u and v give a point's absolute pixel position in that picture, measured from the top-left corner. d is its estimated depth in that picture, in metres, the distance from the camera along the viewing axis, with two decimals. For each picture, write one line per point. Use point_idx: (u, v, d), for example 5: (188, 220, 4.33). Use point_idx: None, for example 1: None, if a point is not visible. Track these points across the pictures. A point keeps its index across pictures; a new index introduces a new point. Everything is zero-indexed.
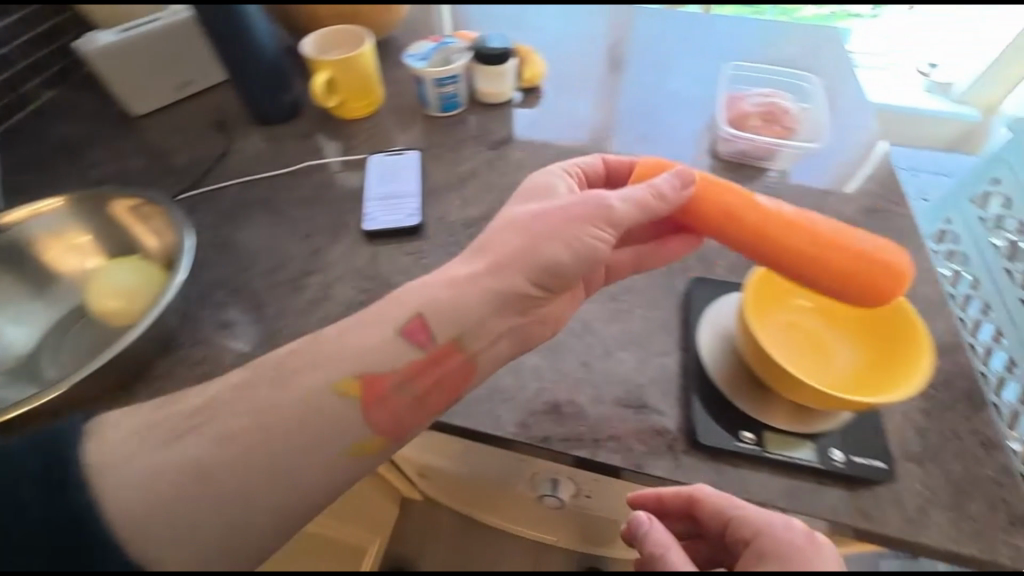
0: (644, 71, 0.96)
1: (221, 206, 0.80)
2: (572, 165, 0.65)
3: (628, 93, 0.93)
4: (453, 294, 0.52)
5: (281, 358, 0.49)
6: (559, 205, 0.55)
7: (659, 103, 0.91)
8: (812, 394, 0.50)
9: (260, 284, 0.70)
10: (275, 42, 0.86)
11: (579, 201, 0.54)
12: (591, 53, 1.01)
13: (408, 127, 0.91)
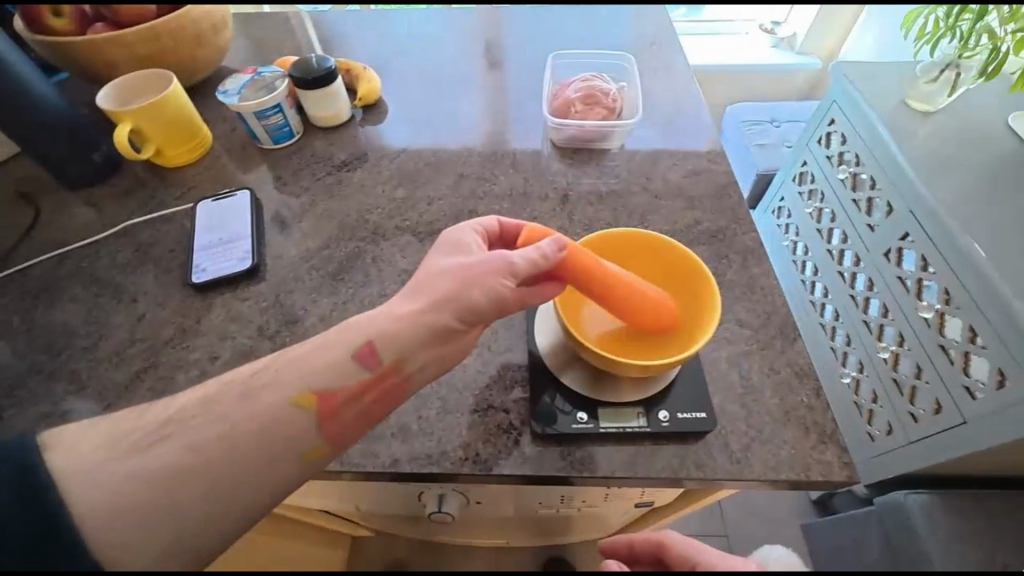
0: (510, 71, 0.99)
1: (25, 286, 0.71)
2: (482, 221, 0.59)
3: (516, 80, 0.97)
4: (390, 327, 0.50)
5: (235, 376, 0.49)
6: (465, 266, 0.52)
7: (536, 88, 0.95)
8: (635, 367, 0.51)
9: (74, 363, 0.63)
10: (62, 97, 0.78)
11: (485, 266, 0.51)
12: (458, 54, 1.03)
13: (242, 166, 0.87)
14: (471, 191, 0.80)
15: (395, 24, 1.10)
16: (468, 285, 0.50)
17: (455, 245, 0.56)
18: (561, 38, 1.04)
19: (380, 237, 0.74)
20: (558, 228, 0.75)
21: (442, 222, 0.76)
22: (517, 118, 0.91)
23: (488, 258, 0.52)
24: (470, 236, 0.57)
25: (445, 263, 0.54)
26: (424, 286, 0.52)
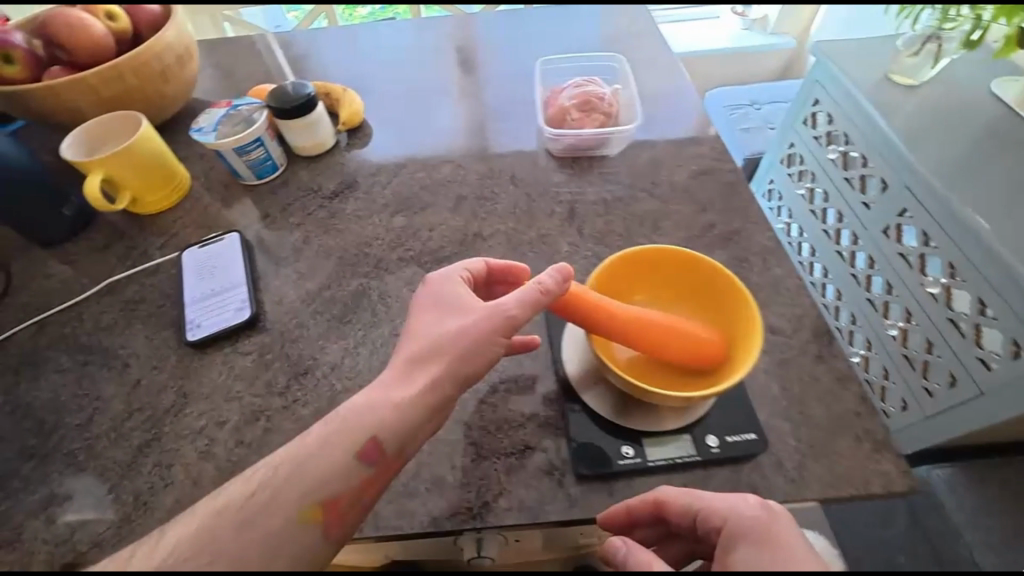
0: (489, 74, 0.96)
1: (5, 361, 0.66)
2: (467, 264, 0.56)
3: (494, 84, 0.94)
4: (376, 417, 0.45)
5: (223, 501, 0.41)
6: (459, 329, 0.49)
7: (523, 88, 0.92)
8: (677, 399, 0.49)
9: (68, 442, 0.58)
10: (18, 148, 0.73)
11: (479, 329, 0.49)
12: (436, 61, 1.00)
13: (226, 205, 0.82)
14: (473, 212, 0.77)
15: (363, 36, 1.06)
16: (465, 349, 0.48)
17: (441, 300, 0.52)
18: (538, 36, 1.01)
19: (385, 271, 0.70)
20: (570, 245, 0.71)
21: (448, 248, 0.73)
22: (506, 121, 0.88)
23: (481, 317, 0.49)
24: (456, 287, 0.53)
25: (435, 322, 0.50)
26: (416, 351, 0.49)
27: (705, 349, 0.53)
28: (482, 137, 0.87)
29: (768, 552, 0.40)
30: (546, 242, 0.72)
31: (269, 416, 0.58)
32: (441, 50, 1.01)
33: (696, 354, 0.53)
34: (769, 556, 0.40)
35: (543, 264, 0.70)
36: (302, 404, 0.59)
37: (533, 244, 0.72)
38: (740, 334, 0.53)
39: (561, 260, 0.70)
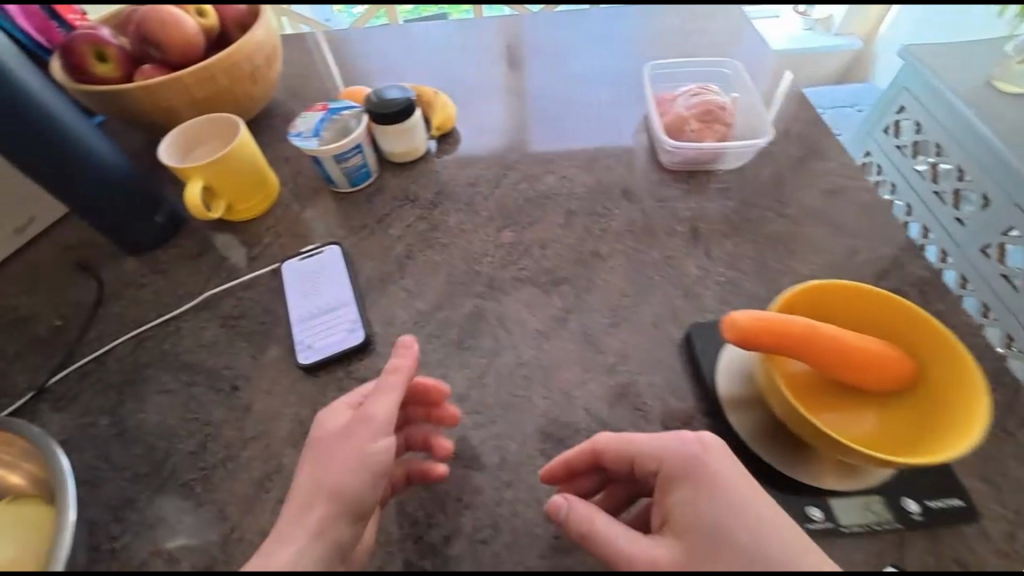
0: (541, 75, 0.92)
1: (106, 378, 0.62)
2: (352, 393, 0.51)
3: (538, 82, 0.91)
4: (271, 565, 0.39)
5: None
6: (371, 458, 0.46)
7: (571, 88, 0.90)
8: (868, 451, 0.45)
9: (186, 473, 0.55)
10: (119, 152, 0.68)
11: (381, 462, 0.46)
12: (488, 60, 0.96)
13: (318, 213, 0.78)
14: (587, 229, 0.72)
15: (410, 29, 1.02)
16: (371, 483, 0.46)
17: (367, 416, 0.47)
18: (583, 32, 0.97)
19: (500, 292, 0.66)
20: (698, 268, 0.66)
21: (564, 268, 0.68)
22: (555, 122, 0.86)
23: (381, 450, 0.46)
24: (387, 399, 0.49)
25: (341, 447, 0.46)
26: (307, 480, 0.45)
27: (872, 360, 0.48)
28: (583, 148, 0.82)
29: (701, 486, 0.43)
30: (671, 265, 0.67)
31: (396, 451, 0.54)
32: (482, 43, 0.98)
33: (851, 369, 0.49)
34: (705, 489, 0.43)
35: (673, 288, 0.64)
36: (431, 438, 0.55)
37: (658, 266, 0.67)
38: (946, 378, 0.48)
39: (691, 286, 0.64)
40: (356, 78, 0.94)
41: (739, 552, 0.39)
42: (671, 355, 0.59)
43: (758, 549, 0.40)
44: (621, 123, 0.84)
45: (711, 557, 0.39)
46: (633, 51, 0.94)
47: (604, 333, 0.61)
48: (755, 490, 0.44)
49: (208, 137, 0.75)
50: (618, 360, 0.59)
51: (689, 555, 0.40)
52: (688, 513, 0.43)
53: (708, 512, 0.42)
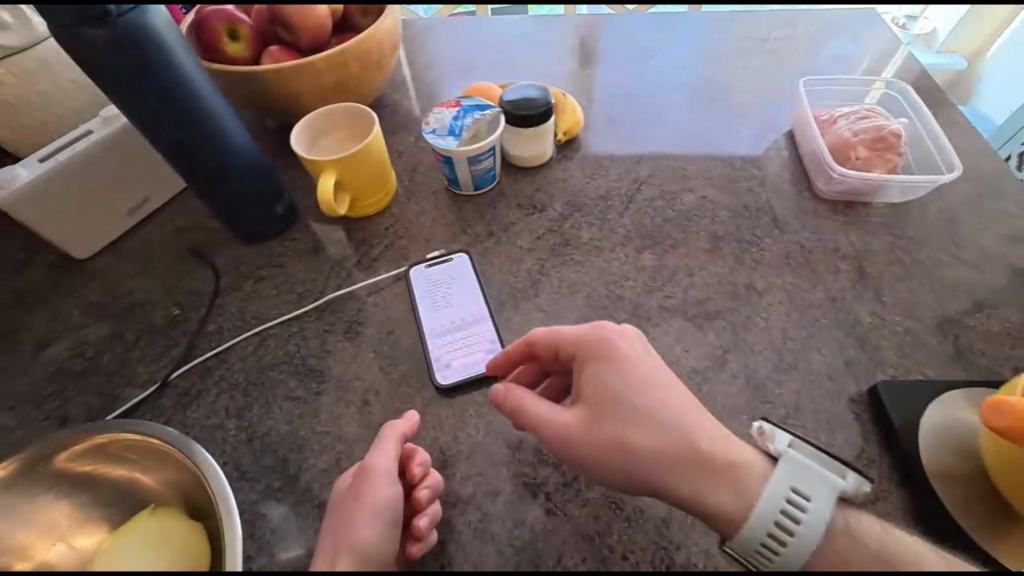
0: (613, 78, 0.89)
1: (230, 377, 0.59)
2: (396, 431, 0.50)
3: (608, 82, 0.88)
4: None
5: None
6: (375, 507, 0.45)
7: (645, 88, 0.87)
8: None
9: (321, 493, 0.51)
10: (253, 140, 0.64)
11: (392, 510, 0.45)
12: (557, 59, 0.92)
13: (439, 214, 0.73)
14: (738, 258, 0.66)
15: (485, 20, 0.98)
16: (386, 531, 0.44)
17: (368, 468, 0.47)
18: (665, 32, 0.95)
19: (648, 322, 0.61)
20: (871, 314, 0.60)
21: (718, 301, 0.62)
22: (628, 121, 0.83)
23: (388, 496, 0.46)
24: (388, 450, 0.48)
25: (350, 502, 0.45)
26: (332, 531, 0.44)
27: None
28: (721, 167, 0.76)
29: (618, 360, 0.47)
30: (840, 308, 0.60)
31: (548, 493, 0.50)
32: (553, 39, 0.95)
33: None
34: (623, 366, 0.47)
35: (845, 335, 0.58)
36: (586, 482, 0.50)
37: (825, 308, 0.60)
38: None
39: (865, 335, 0.58)
40: (423, 61, 0.93)
41: (638, 414, 0.45)
42: (852, 414, 0.53)
43: (652, 412, 0.45)
44: (705, 131, 0.81)
45: (615, 421, 0.45)
46: (713, 57, 0.91)
47: (772, 380, 0.55)
48: (654, 360, 0.48)
49: (337, 127, 0.72)
50: (790, 413, 0.53)
51: (596, 416, 0.46)
52: (602, 383, 0.47)
53: (619, 386, 0.46)
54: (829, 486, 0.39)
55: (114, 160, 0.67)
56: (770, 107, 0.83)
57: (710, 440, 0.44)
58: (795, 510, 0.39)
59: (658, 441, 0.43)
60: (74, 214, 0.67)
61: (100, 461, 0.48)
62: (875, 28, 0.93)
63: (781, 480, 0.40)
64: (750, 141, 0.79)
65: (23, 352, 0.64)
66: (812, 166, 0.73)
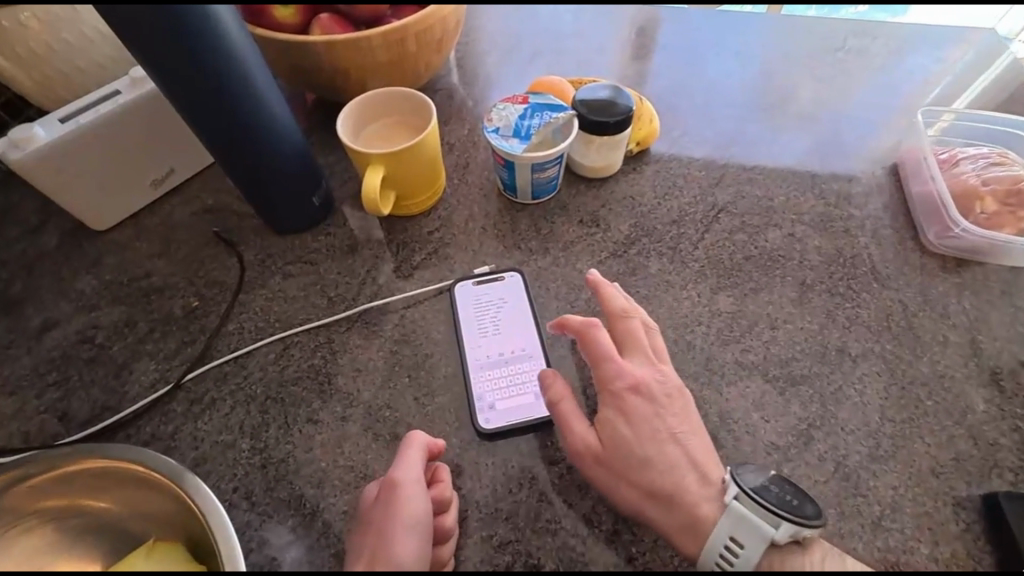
0: (674, 77, 0.80)
1: (248, 388, 0.53)
2: (424, 444, 0.45)
3: (667, 82, 0.79)
4: None
5: None
6: (411, 522, 0.40)
7: (705, 87, 0.79)
8: None
9: (339, 540, 0.45)
10: (296, 122, 0.57)
11: (427, 526, 0.41)
12: (615, 48, 0.83)
13: (490, 223, 0.65)
14: (830, 314, 0.57)
15: None
16: (424, 547, 0.40)
17: (394, 482, 0.42)
18: (735, 28, 0.84)
19: (722, 380, 0.53)
20: (985, 402, 0.51)
21: (804, 363, 0.54)
22: (685, 123, 0.75)
23: (423, 509, 0.41)
24: (415, 462, 0.44)
25: (379, 516, 0.41)
26: (365, 542, 0.40)
27: None
28: (812, 202, 0.67)
29: (637, 402, 0.47)
30: (948, 389, 0.52)
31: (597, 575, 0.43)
32: (612, 25, 0.85)
33: None
34: (640, 410, 0.46)
35: (955, 424, 0.50)
36: (642, 568, 0.43)
37: (931, 387, 0.52)
38: None
39: (980, 427, 0.50)
40: (472, 39, 0.84)
41: (635, 457, 0.44)
42: (961, 524, 0.45)
43: (649, 458, 0.44)
44: (779, 150, 0.72)
45: (611, 458, 0.45)
46: (775, 56, 0.82)
47: (866, 469, 0.47)
48: (675, 408, 0.47)
49: (389, 114, 0.64)
50: (886, 512, 0.45)
51: (598, 449, 0.46)
52: (613, 422, 0.46)
53: (627, 426, 0.46)
54: (760, 535, 0.39)
55: (141, 127, 0.60)
56: (845, 124, 0.74)
57: (698, 494, 0.43)
58: (729, 556, 0.40)
59: (646, 483, 0.44)
60: (95, 183, 0.60)
61: (85, 489, 0.42)
62: (970, 38, 0.81)
63: (722, 527, 0.41)
64: (795, 153, 0.72)
65: (29, 330, 0.58)
66: (922, 213, 0.63)
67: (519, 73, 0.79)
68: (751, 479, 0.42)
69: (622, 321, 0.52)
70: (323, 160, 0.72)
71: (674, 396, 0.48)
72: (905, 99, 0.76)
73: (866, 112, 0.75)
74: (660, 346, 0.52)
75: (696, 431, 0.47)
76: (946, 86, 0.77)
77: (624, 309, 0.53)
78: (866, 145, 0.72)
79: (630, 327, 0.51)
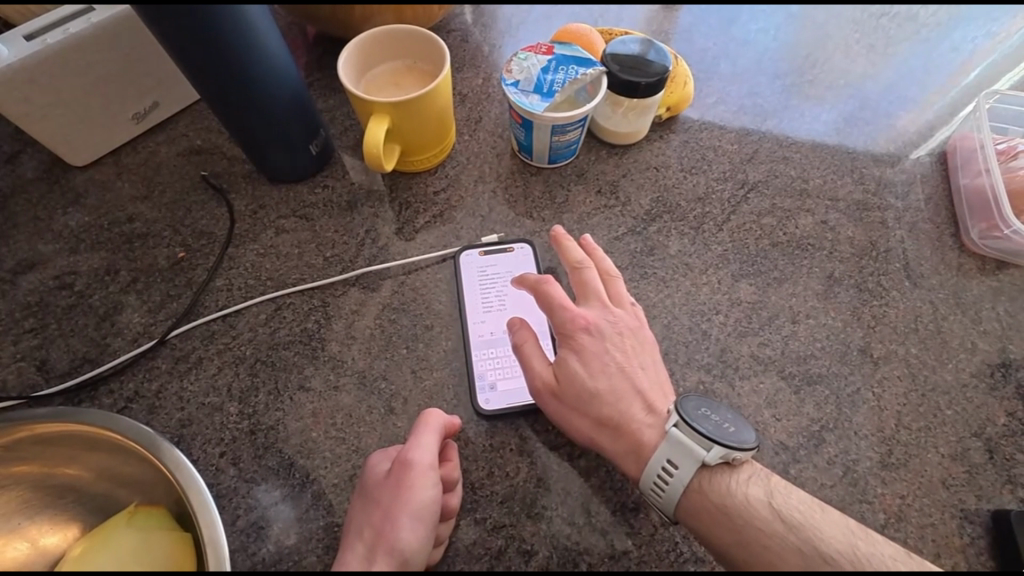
0: (708, 33, 0.72)
1: (236, 348, 0.50)
2: (439, 423, 0.43)
3: (703, 37, 0.72)
4: None
5: None
6: (419, 507, 0.38)
7: (743, 46, 0.71)
8: None
9: (328, 513, 0.44)
10: (288, 52, 0.49)
11: (435, 512, 0.39)
12: None
13: (502, 186, 0.60)
14: (857, 311, 0.54)
15: None
16: (428, 531, 0.39)
17: (407, 463, 0.40)
18: None
19: (735, 374, 0.50)
20: (1007, 415, 0.49)
21: (823, 362, 0.51)
22: (719, 87, 0.68)
23: (432, 495, 0.39)
24: (430, 442, 0.41)
25: (387, 496, 0.39)
26: (367, 519, 0.39)
27: None
28: (850, 186, 0.62)
29: (588, 340, 0.46)
30: (970, 400, 0.49)
31: (590, 566, 0.42)
32: None
33: None
34: (590, 348, 0.46)
35: (972, 436, 0.48)
36: (636, 562, 0.42)
37: (952, 396, 0.50)
38: None
39: (997, 439, 0.48)
40: None
41: (585, 390, 0.44)
42: (965, 537, 0.44)
43: (599, 390, 0.44)
44: (816, 122, 0.66)
45: (564, 391, 0.45)
46: (815, 14, 0.74)
47: (875, 476, 0.46)
48: (626, 344, 0.47)
49: (397, 54, 0.57)
50: (891, 521, 0.44)
51: (552, 385, 0.45)
52: (566, 357, 0.46)
53: (577, 362, 0.45)
54: (693, 457, 0.41)
55: (117, 54, 0.54)
56: (891, 98, 0.68)
57: (643, 422, 0.44)
58: (665, 477, 0.41)
59: (595, 414, 0.44)
60: (69, 114, 0.55)
61: (56, 454, 0.42)
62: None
63: (661, 452, 0.42)
64: (824, 125, 0.66)
65: (4, 271, 0.55)
66: (969, 209, 0.59)
67: (541, 17, 0.72)
68: (693, 408, 0.43)
69: (577, 264, 0.50)
70: (323, 103, 0.65)
71: (623, 333, 0.47)
72: (949, 72, 0.69)
73: (907, 84, 0.68)
74: (618, 287, 0.50)
75: (646, 366, 0.46)
76: (998, 59, 0.70)
77: (580, 257, 0.50)
78: (898, 121, 0.66)
79: (582, 269, 0.50)
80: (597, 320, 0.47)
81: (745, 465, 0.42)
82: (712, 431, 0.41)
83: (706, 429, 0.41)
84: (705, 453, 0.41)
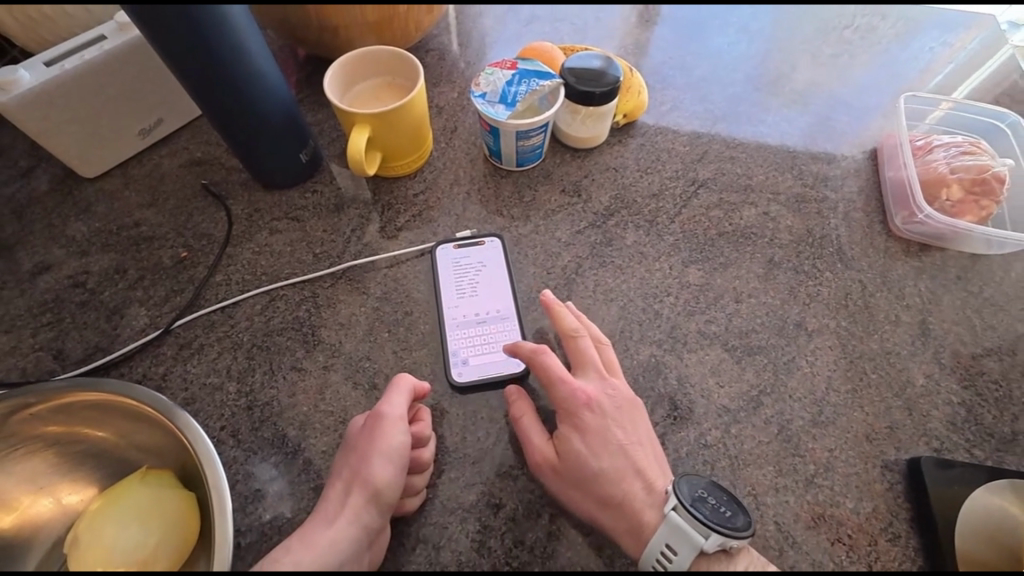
0: (665, 47, 0.80)
1: (234, 335, 0.56)
2: (410, 385, 0.48)
3: (658, 51, 0.79)
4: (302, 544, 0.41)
5: None
6: (390, 450, 0.43)
7: (695, 58, 0.79)
8: None
9: (318, 476, 0.49)
10: (281, 72, 0.56)
11: (406, 457, 0.44)
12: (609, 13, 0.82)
13: (475, 188, 0.67)
14: (793, 290, 0.60)
15: None
16: (399, 473, 0.43)
17: (379, 415, 0.45)
18: None
19: (683, 347, 0.56)
20: (925, 377, 0.55)
21: (763, 335, 0.57)
22: (674, 95, 0.76)
23: (402, 441, 0.44)
24: (400, 400, 0.47)
25: (362, 443, 0.44)
26: (346, 462, 0.45)
27: None
28: (790, 182, 0.69)
29: (590, 417, 0.48)
30: (894, 365, 0.55)
31: (552, 517, 0.47)
32: None
33: None
34: (592, 426, 0.48)
35: (893, 396, 0.54)
36: None
37: (877, 362, 0.56)
38: None
39: (916, 399, 0.54)
40: None
41: (588, 470, 0.46)
42: (886, 483, 0.49)
43: (602, 471, 0.46)
44: (759, 125, 0.73)
45: (566, 470, 0.47)
46: (759, 28, 0.82)
47: (806, 433, 0.51)
48: (625, 418, 0.49)
49: (378, 72, 0.64)
50: (819, 471, 0.50)
51: (555, 463, 0.47)
52: (569, 437, 0.48)
53: (579, 440, 0.47)
54: (691, 544, 0.43)
55: (127, 75, 0.60)
56: (827, 102, 0.75)
57: (643, 502, 0.45)
58: (663, 561, 0.43)
59: (598, 493, 0.46)
60: (83, 131, 0.61)
61: (84, 420, 0.47)
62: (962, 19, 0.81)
63: (659, 536, 0.43)
64: (767, 127, 0.73)
65: (23, 272, 0.60)
66: (894, 200, 0.65)
67: (512, 36, 0.79)
68: (691, 491, 0.44)
69: (573, 335, 0.53)
70: (313, 116, 0.72)
71: (622, 405, 0.49)
72: (882, 77, 0.77)
73: (840, 89, 0.76)
74: (609, 357, 0.53)
75: (644, 440, 0.49)
76: (932, 65, 0.78)
77: (575, 327, 0.53)
78: (834, 122, 0.73)
79: (579, 341, 0.52)
80: (597, 396, 0.49)
81: (743, 554, 0.44)
82: (710, 517, 0.43)
83: (703, 515, 0.43)
84: (702, 540, 0.42)
